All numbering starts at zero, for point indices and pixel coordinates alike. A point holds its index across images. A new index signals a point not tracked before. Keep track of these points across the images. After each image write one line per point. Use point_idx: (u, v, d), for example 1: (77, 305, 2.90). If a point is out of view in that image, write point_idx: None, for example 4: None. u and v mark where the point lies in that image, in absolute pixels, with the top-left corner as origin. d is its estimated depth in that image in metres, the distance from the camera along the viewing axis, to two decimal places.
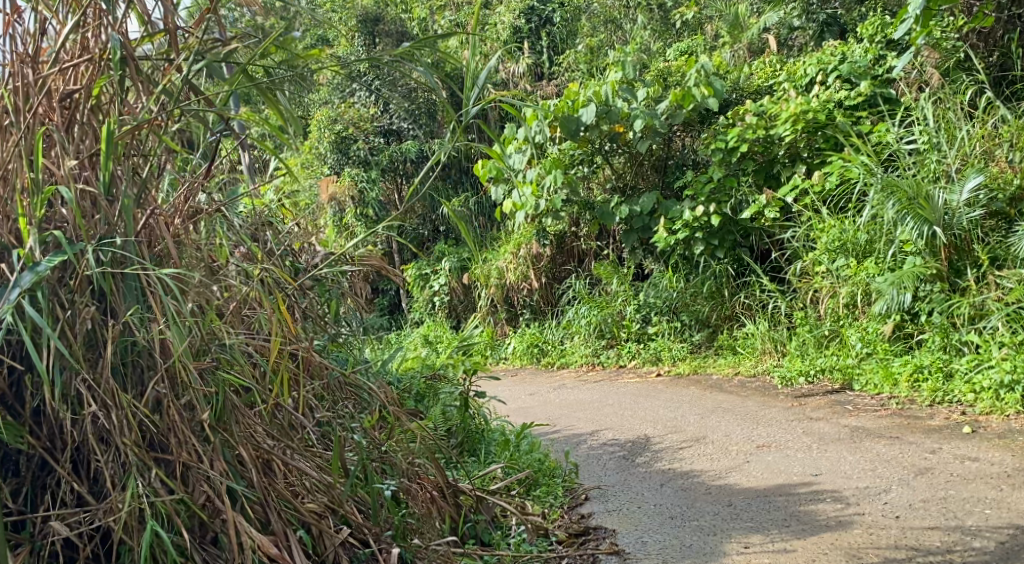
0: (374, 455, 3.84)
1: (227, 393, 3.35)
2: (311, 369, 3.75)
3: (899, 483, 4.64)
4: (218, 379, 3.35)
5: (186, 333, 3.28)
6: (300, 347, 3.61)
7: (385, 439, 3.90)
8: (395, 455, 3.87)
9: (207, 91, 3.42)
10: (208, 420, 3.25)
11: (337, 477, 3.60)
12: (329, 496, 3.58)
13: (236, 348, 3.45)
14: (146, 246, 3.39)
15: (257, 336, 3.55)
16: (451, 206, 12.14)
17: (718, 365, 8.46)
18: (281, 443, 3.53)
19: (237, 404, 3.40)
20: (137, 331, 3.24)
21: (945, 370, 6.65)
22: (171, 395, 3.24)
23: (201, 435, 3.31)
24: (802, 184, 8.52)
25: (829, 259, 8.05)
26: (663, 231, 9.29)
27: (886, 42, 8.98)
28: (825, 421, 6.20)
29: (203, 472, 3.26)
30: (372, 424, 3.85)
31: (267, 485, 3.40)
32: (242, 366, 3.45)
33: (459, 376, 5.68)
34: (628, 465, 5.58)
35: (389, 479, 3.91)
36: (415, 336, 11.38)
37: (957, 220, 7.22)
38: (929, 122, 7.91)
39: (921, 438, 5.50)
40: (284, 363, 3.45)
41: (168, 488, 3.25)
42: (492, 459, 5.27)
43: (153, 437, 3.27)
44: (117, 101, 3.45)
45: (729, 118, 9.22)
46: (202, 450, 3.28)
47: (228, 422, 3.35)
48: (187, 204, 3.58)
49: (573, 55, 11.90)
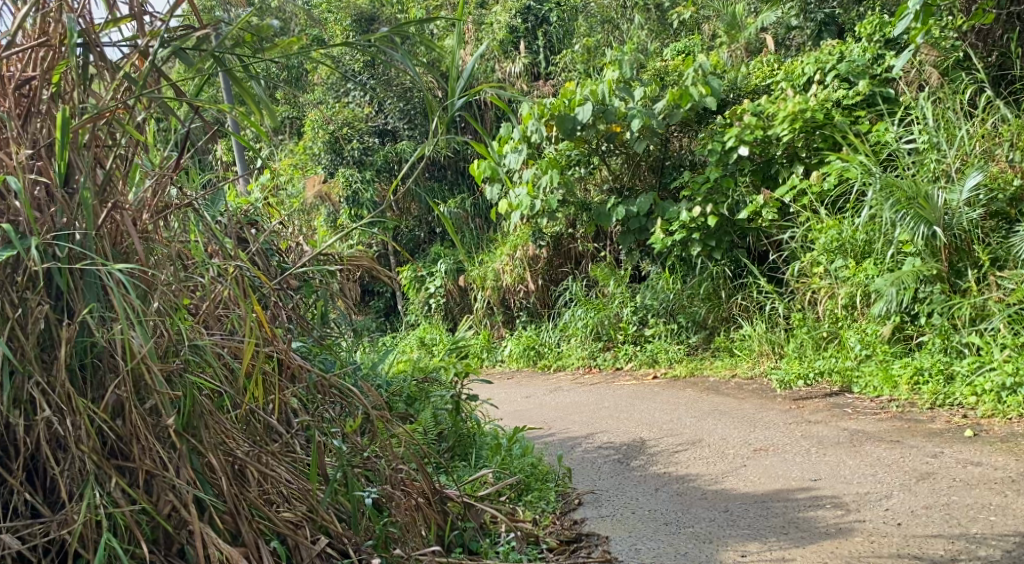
0: (355, 461, 3.73)
1: (195, 397, 3.22)
2: (289, 371, 3.64)
3: (901, 488, 4.54)
4: (185, 381, 3.23)
5: (150, 334, 3.19)
6: (277, 349, 3.51)
7: (368, 446, 3.79)
8: (378, 461, 3.75)
9: (172, 79, 3.29)
10: (173, 427, 3.15)
11: (315, 484, 3.48)
12: (308, 505, 3.47)
13: (207, 350, 3.35)
14: (109, 242, 3.28)
15: (231, 337, 3.45)
16: (445, 207, 12.06)
17: (715, 368, 8.36)
18: (256, 449, 3.41)
19: (207, 409, 3.28)
20: (95, 331, 3.13)
21: (945, 373, 6.55)
22: (133, 399, 3.13)
23: (167, 442, 3.21)
24: (800, 185, 8.39)
25: (828, 260, 7.95)
26: (660, 232, 9.19)
27: (884, 41, 8.87)
28: (824, 424, 6.10)
29: (169, 481, 3.16)
30: (354, 429, 3.73)
31: (239, 494, 3.29)
32: (214, 369, 3.35)
33: (451, 379, 5.57)
34: (623, 469, 5.48)
35: (372, 486, 3.78)
36: (410, 338, 11.26)
37: (957, 221, 7.13)
38: (929, 121, 7.82)
39: (921, 441, 5.39)
40: (257, 366, 3.33)
41: (131, 497, 3.16)
42: (483, 463, 5.17)
43: (115, 444, 3.17)
44: (77, 92, 3.34)
45: (727, 118, 9.13)
46: (168, 458, 3.18)
47: (197, 428, 3.23)
48: (156, 197, 3.46)
49: (569, 56, 11.82)
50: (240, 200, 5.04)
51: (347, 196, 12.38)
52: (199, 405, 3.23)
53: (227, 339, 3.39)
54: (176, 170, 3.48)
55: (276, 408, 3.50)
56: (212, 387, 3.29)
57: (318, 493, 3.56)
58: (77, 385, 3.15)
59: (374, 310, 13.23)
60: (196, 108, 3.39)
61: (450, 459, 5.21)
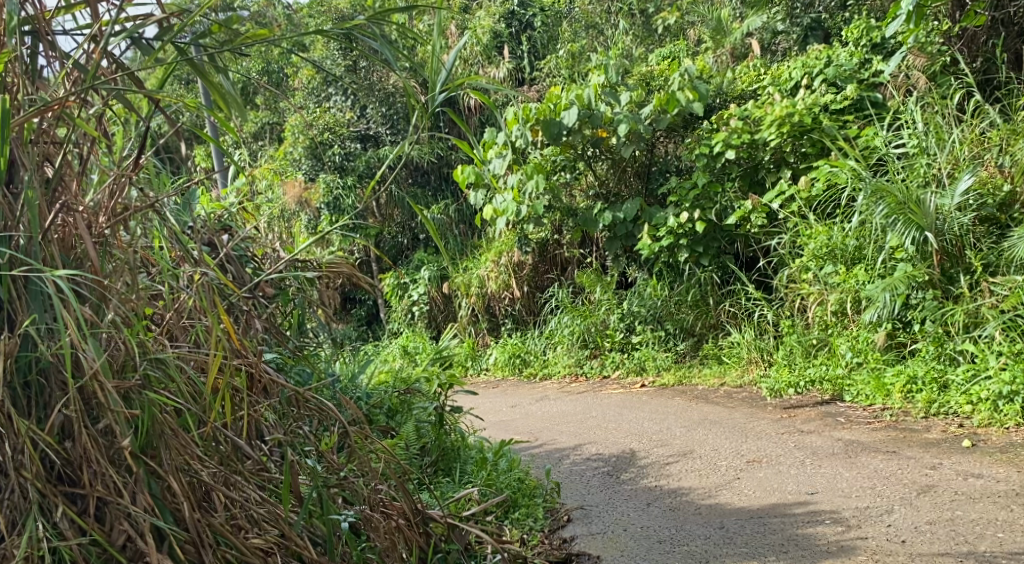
0: (331, 480, 3.49)
1: (155, 414, 2.98)
2: (259, 384, 3.41)
3: (902, 502, 4.40)
4: (143, 398, 2.98)
5: (102, 347, 2.97)
6: (245, 361, 3.26)
7: (346, 464, 3.53)
8: (355, 480, 3.50)
9: (131, 72, 3.08)
10: (129, 449, 2.91)
11: (289, 507, 3.25)
12: (280, 530, 3.24)
13: (171, 363, 3.10)
14: (58, 246, 3.06)
15: (197, 348, 3.21)
16: (428, 213, 11.92)
17: (703, 375, 8.23)
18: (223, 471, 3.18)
19: (168, 428, 3.03)
20: (40, 344, 2.90)
21: (940, 381, 6.41)
22: (83, 420, 2.90)
23: (122, 465, 2.98)
24: (789, 190, 8.27)
25: (818, 266, 7.83)
26: (647, 239, 9.04)
27: (871, 46, 8.77)
28: (817, 434, 5.96)
29: (123, 509, 2.94)
30: (330, 445, 3.49)
31: (203, 521, 3.06)
32: (176, 384, 3.10)
33: (434, 390, 5.40)
34: (612, 483, 5.32)
35: (350, 507, 3.53)
36: (394, 347, 11.10)
37: (948, 226, 7.00)
38: (918, 126, 7.71)
39: (919, 452, 5.26)
40: (222, 382, 3.09)
41: (81, 527, 2.94)
42: (467, 479, 5.01)
43: (62, 470, 2.95)
44: (20, 85, 3.08)
45: (714, 123, 9.02)
46: (123, 484, 2.95)
47: (156, 450, 3.00)
48: (114, 199, 3.23)
49: (554, 61, 11.69)
50: (215, 204, 4.98)
51: (327, 202, 12.18)
52: (159, 424, 2.99)
53: (190, 351, 3.17)
54: (135, 169, 3.27)
55: (246, 425, 3.25)
56: (175, 403, 3.05)
57: (292, 516, 3.34)
58: (20, 405, 2.92)
59: (356, 318, 13.05)
60: (157, 103, 3.19)
61: (434, 474, 5.05)
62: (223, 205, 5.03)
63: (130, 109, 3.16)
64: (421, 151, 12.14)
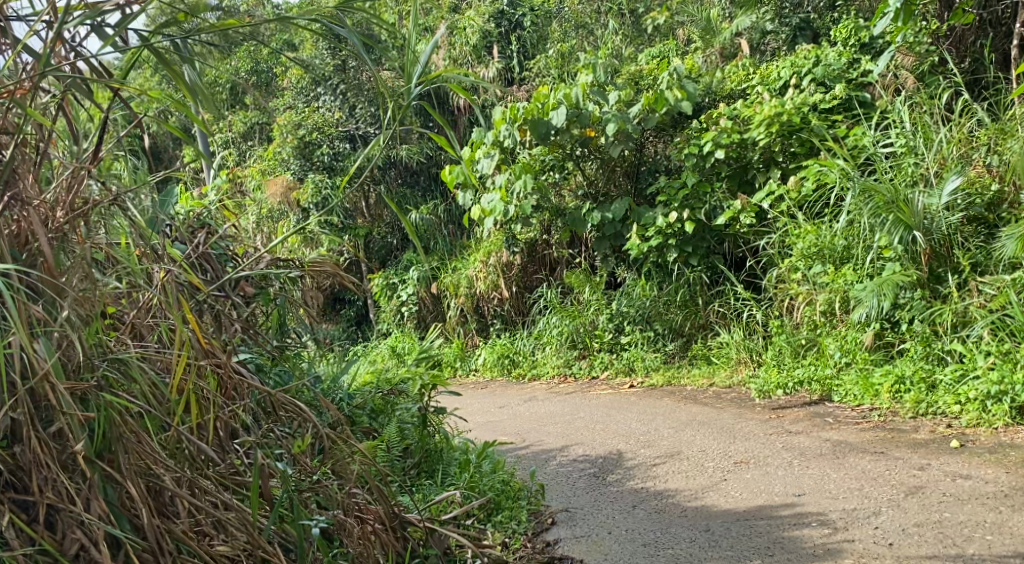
0: (303, 484, 3.38)
1: (111, 417, 2.86)
2: (227, 386, 3.29)
3: (890, 504, 4.35)
4: (100, 401, 2.85)
5: (56, 347, 2.83)
6: (211, 362, 3.14)
7: (318, 467, 3.42)
8: (328, 484, 3.38)
9: (83, 63, 2.89)
10: (82, 453, 2.77)
11: (256, 512, 3.14)
12: (248, 535, 3.13)
13: (132, 365, 2.97)
14: (11, 241, 2.90)
15: (159, 349, 3.09)
16: (415, 213, 11.84)
17: (692, 376, 8.19)
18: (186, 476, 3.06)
19: (126, 432, 2.91)
20: None
21: (928, 381, 6.37)
22: (34, 423, 2.75)
23: (75, 470, 2.84)
24: (778, 190, 8.22)
25: (806, 266, 7.79)
26: (635, 239, 8.98)
27: (859, 45, 8.74)
28: (805, 435, 5.92)
29: (76, 516, 2.80)
30: (303, 448, 3.38)
31: (162, 528, 2.94)
32: (137, 386, 2.98)
33: (419, 392, 5.34)
34: (598, 485, 5.27)
35: (321, 513, 3.40)
36: (383, 348, 11.04)
37: (936, 224, 6.96)
38: (906, 125, 7.67)
39: (907, 453, 5.22)
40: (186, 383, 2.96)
41: (31, 536, 2.80)
42: (450, 481, 4.95)
43: (11, 475, 2.81)
44: None
45: (703, 122, 8.97)
46: (75, 490, 2.81)
47: (112, 454, 2.87)
48: (73, 194, 3.04)
49: (543, 61, 11.63)
50: (194, 202, 5.04)
51: (316, 202, 11.98)
52: (117, 427, 2.87)
53: (153, 351, 3.05)
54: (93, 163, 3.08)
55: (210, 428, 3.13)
56: (134, 405, 2.92)
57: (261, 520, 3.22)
58: None
59: (345, 319, 12.97)
60: (117, 94, 3.02)
61: (417, 476, 5.02)
62: (202, 203, 5.09)
63: (86, 100, 2.97)
64: (410, 151, 12.06)
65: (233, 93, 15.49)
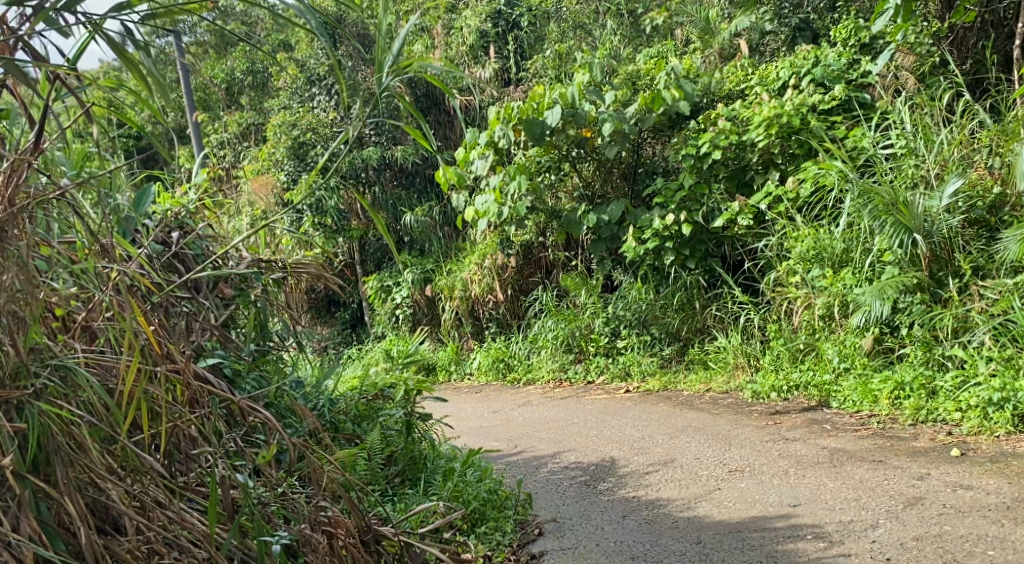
0: (269, 497, 3.15)
1: (46, 428, 2.60)
2: (189, 392, 3.04)
3: (888, 516, 4.21)
4: (33, 410, 2.61)
5: None
6: (166, 366, 2.88)
7: (285, 478, 3.17)
8: (296, 498, 3.17)
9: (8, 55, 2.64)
10: (10, 468, 2.51)
11: (217, 526, 2.86)
12: (209, 551, 2.85)
13: (76, 372, 2.72)
14: None
15: (108, 353, 2.83)
16: (410, 214, 11.70)
17: (689, 381, 8.04)
18: (136, 489, 2.80)
19: (65, 445, 2.64)
20: None
21: (928, 388, 6.23)
22: None
23: (5, 487, 2.59)
24: (776, 192, 8.07)
25: (805, 269, 7.64)
26: (631, 241, 8.84)
27: (859, 46, 8.61)
28: (802, 442, 5.77)
29: (5, 537, 2.54)
30: (266, 459, 3.14)
31: (104, 549, 2.68)
32: (80, 393, 2.72)
33: (405, 398, 5.22)
34: (589, 493, 5.14)
35: (284, 529, 3.15)
36: (378, 352, 10.90)
37: (937, 228, 6.80)
38: (906, 126, 7.53)
39: (906, 461, 5.08)
40: (135, 388, 2.71)
41: None
42: (434, 491, 4.83)
43: None
44: None
45: (700, 123, 8.83)
46: (4, 508, 2.56)
47: (48, 469, 2.62)
48: (10, 189, 2.69)
49: (540, 62, 11.48)
50: (172, 201, 5.10)
51: (309, 203, 11.80)
52: (53, 439, 2.62)
53: (102, 355, 2.80)
54: (35, 154, 2.74)
55: (164, 437, 2.87)
56: (74, 415, 2.66)
57: (223, 537, 2.96)
58: None
59: (340, 322, 12.83)
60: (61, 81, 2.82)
61: (401, 483, 4.98)
62: (180, 202, 5.14)
63: (25, 83, 2.68)
64: (405, 153, 11.94)
65: (229, 93, 15.35)
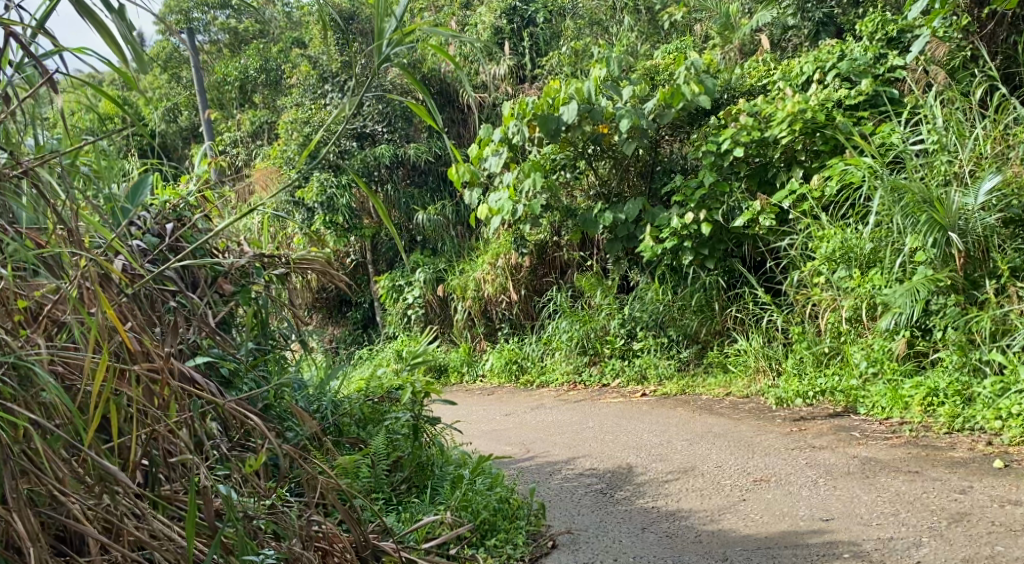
0: (256, 512, 2.86)
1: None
2: (168, 394, 2.75)
3: (932, 534, 3.93)
4: None
5: None
6: (142, 364, 2.60)
7: (272, 491, 2.88)
8: (285, 514, 2.88)
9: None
10: None
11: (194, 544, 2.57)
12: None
13: (34, 370, 2.44)
14: None
15: (77, 349, 2.56)
16: (422, 212, 11.42)
17: (707, 386, 7.76)
18: (103, 504, 2.51)
19: (19, 454, 2.36)
20: None
21: (965, 395, 5.92)
22: None
23: None
24: (800, 189, 7.75)
25: (830, 269, 7.31)
26: (649, 240, 8.52)
27: (886, 40, 8.21)
28: (830, 450, 5.47)
29: None
30: (254, 468, 2.86)
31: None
32: (38, 394, 2.45)
33: (415, 398, 5.01)
34: (605, 503, 4.87)
35: (270, 548, 2.87)
36: (389, 353, 10.66)
37: (971, 226, 6.46)
38: (937, 121, 7.15)
39: (945, 473, 4.78)
40: (102, 391, 2.42)
41: None
42: (442, 500, 4.57)
43: None
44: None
45: (722, 119, 8.51)
46: None
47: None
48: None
49: (556, 58, 11.13)
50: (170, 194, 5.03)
51: (321, 201, 11.56)
52: (5, 448, 2.33)
53: (68, 352, 2.52)
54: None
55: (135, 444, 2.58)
56: (31, 419, 2.38)
57: (202, 555, 2.67)
58: None
59: (351, 322, 12.54)
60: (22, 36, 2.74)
61: (407, 490, 4.71)
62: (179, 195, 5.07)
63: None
64: (418, 151, 11.66)
65: (242, 91, 15.13)
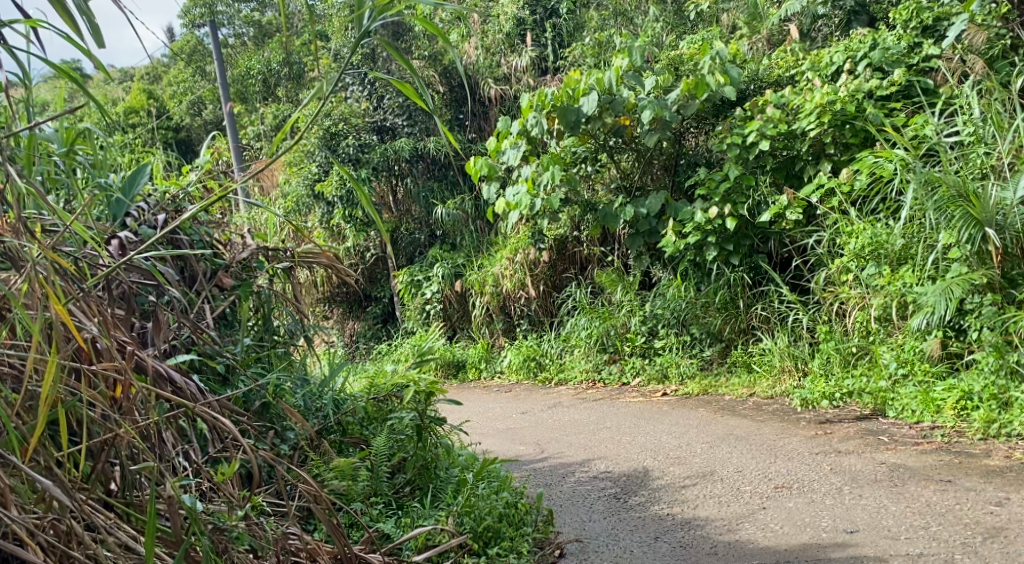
0: (229, 524, 2.71)
1: None
2: (132, 398, 2.60)
3: (965, 551, 3.68)
4: None
5: None
6: (98, 366, 2.44)
7: (245, 502, 2.72)
8: (262, 527, 2.72)
9: None
10: None
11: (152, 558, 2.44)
12: None
13: None
14: None
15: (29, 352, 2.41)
16: (441, 206, 11.18)
17: (731, 386, 7.48)
18: (52, 515, 2.39)
19: None
20: None
21: (1001, 399, 5.64)
22: None
23: None
24: (828, 183, 7.45)
25: (860, 266, 7.03)
26: (671, 235, 8.23)
27: (921, 29, 7.84)
28: (857, 456, 5.20)
29: None
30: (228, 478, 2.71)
31: None
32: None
33: (419, 397, 4.78)
34: (619, 508, 4.63)
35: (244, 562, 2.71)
36: (406, 349, 10.41)
37: (1011, 221, 6.09)
38: (974, 111, 6.82)
39: (979, 483, 4.50)
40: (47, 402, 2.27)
41: None
42: (444, 504, 4.35)
43: None
44: None
45: (747, 110, 8.18)
46: None
47: None
48: None
49: (579, 50, 10.82)
50: (170, 183, 4.85)
51: (341, 194, 11.28)
52: None
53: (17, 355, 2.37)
54: None
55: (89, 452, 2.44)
56: None
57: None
58: None
59: (370, 316, 12.25)
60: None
61: (410, 493, 4.48)
62: (179, 184, 4.88)
63: None
64: (438, 143, 11.40)
65: (265, 84, 14.92)
